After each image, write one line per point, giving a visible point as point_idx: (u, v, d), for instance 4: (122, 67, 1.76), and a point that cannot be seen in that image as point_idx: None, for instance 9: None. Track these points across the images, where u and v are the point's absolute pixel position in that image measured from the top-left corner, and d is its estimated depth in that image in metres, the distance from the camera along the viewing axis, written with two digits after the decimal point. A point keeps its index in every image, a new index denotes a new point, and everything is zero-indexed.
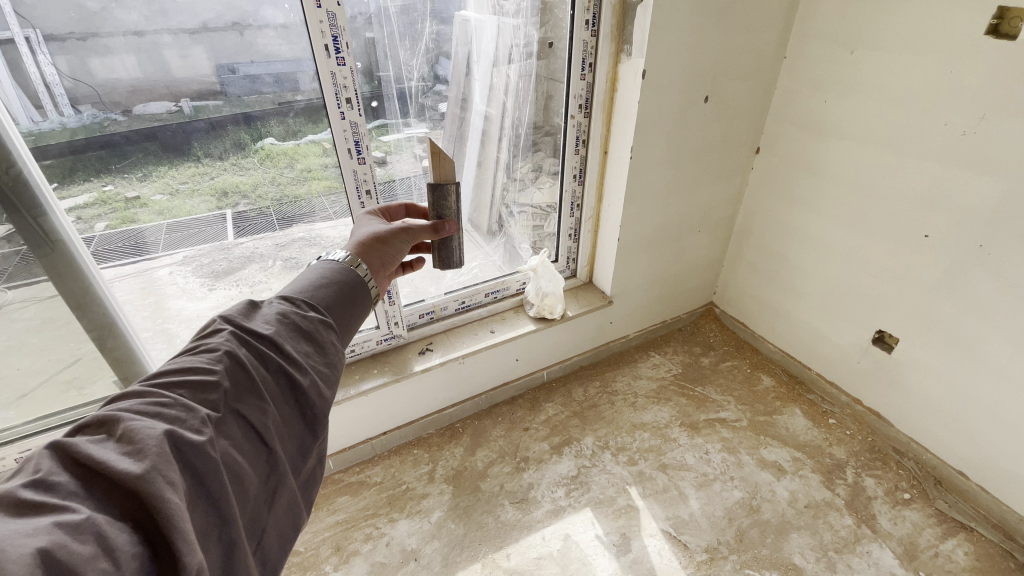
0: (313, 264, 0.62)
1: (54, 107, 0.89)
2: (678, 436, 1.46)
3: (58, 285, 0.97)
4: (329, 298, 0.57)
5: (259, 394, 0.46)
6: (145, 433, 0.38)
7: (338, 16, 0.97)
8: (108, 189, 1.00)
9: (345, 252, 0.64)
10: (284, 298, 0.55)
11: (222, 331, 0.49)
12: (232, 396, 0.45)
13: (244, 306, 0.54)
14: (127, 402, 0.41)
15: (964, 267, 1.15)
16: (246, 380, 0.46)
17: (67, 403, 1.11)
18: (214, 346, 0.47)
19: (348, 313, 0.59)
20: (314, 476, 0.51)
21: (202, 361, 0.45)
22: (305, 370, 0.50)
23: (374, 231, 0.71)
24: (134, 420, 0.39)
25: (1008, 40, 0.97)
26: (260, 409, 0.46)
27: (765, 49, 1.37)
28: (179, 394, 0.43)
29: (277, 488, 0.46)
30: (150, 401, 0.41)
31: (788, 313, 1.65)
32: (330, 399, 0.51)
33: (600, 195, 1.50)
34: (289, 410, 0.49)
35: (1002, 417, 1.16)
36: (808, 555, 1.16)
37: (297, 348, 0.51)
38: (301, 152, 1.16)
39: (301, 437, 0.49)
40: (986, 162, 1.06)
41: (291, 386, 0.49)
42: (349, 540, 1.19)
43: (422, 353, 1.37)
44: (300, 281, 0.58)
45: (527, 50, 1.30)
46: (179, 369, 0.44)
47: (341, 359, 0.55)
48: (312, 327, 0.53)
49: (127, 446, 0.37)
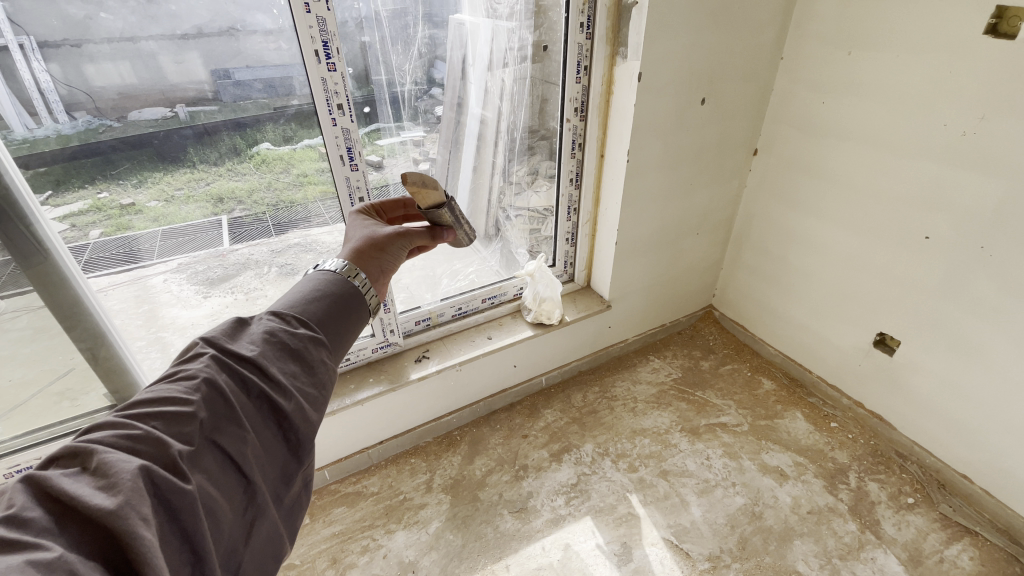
0: (308, 275, 0.60)
1: (49, 114, 0.87)
2: (678, 442, 1.45)
3: (49, 296, 0.95)
4: (320, 313, 0.55)
5: (239, 421, 0.45)
6: (119, 467, 0.36)
7: (328, 21, 0.94)
8: (102, 197, 0.99)
9: (339, 261, 0.61)
10: (273, 316, 0.53)
11: (202, 355, 0.47)
12: (211, 425, 0.43)
13: (230, 326, 0.52)
14: (100, 433, 0.40)
15: (966, 269, 1.13)
16: (225, 408, 0.45)
17: (58, 416, 1.09)
18: (194, 371, 0.45)
19: (341, 328, 0.57)
20: (299, 502, 0.50)
21: (180, 389, 0.44)
22: (289, 394, 0.48)
23: (370, 239, 0.68)
24: (109, 452, 0.38)
25: (1007, 39, 0.96)
26: (240, 438, 0.44)
27: (761, 49, 1.35)
28: (153, 425, 0.41)
29: (256, 519, 0.44)
30: (124, 432, 0.40)
31: (787, 315, 1.64)
32: (315, 423, 0.50)
33: (596, 199, 1.48)
34: (271, 436, 0.47)
35: (1006, 420, 1.15)
36: (811, 562, 1.14)
37: (283, 369, 0.49)
38: (297, 158, 1.13)
39: (284, 463, 0.48)
40: (987, 163, 1.04)
41: (274, 411, 0.48)
42: (345, 552, 1.17)
43: (418, 361, 1.35)
44: (290, 295, 0.56)
45: (521, 53, 1.29)
46: (156, 398, 0.43)
47: (330, 379, 0.53)
48: (299, 347, 0.51)
49: (99, 481, 0.36)
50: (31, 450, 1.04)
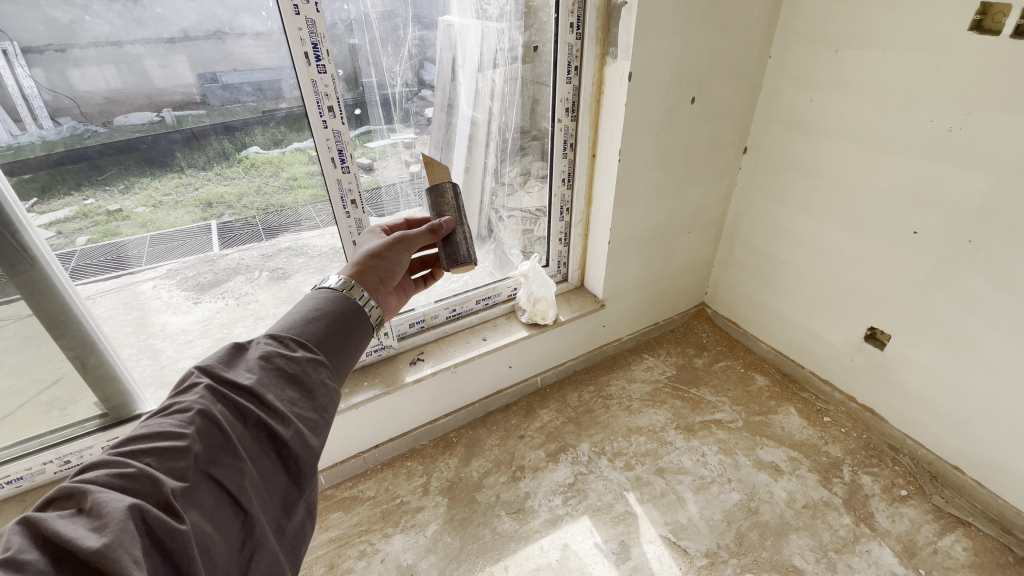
0: (308, 295, 0.63)
1: (32, 120, 0.86)
2: (674, 439, 1.45)
3: (36, 304, 0.94)
4: (319, 334, 0.59)
5: (235, 453, 0.46)
6: (111, 507, 0.37)
7: (318, 23, 0.93)
8: (89, 203, 0.97)
9: (338, 277, 0.66)
10: (272, 337, 0.56)
11: (197, 386, 0.49)
12: (207, 457, 0.44)
13: (226, 355, 0.54)
14: (95, 472, 0.40)
15: (955, 263, 1.15)
16: (221, 440, 0.46)
17: (48, 426, 1.07)
18: (188, 403, 0.47)
19: (341, 346, 0.60)
20: (301, 531, 0.51)
21: (174, 423, 0.45)
22: (287, 421, 0.50)
23: (371, 248, 0.74)
24: (103, 492, 0.38)
25: (992, 35, 0.98)
26: (236, 469, 0.45)
27: (749, 47, 1.36)
28: (147, 462, 0.42)
29: (254, 553, 0.44)
30: (117, 472, 0.40)
31: (778, 311, 1.65)
32: (315, 449, 0.51)
33: (589, 198, 1.48)
34: (269, 464, 0.48)
35: (996, 412, 1.16)
36: (808, 556, 1.15)
37: (281, 396, 0.51)
38: (287, 161, 1.12)
39: (283, 491, 0.49)
40: (973, 157, 1.06)
41: (272, 439, 0.49)
42: (342, 557, 1.16)
43: (412, 364, 1.35)
44: (288, 318, 0.59)
45: (511, 54, 1.29)
46: (150, 433, 0.44)
47: (330, 403, 0.55)
48: (298, 370, 0.54)
49: (91, 522, 0.36)
50: (22, 460, 1.02)
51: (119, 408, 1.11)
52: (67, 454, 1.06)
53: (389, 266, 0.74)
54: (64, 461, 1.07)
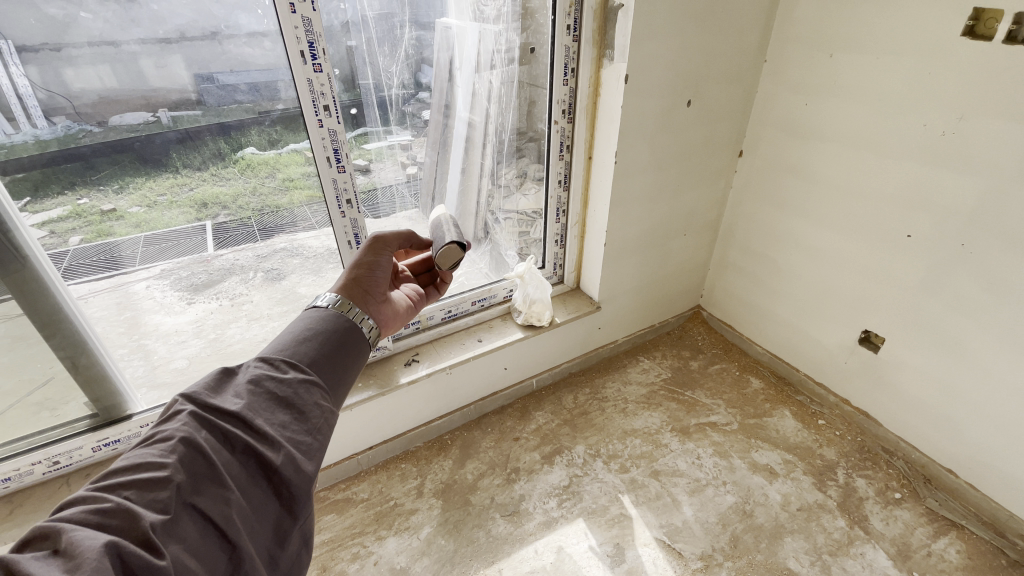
0: (300, 315, 0.65)
1: (27, 120, 0.85)
2: (669, 442, 1.45)
3: (26, 303, 0.93)
4: (308, 356, 0.60)
5: (220, 481, 0.46)
6: (85, 546, 0.37)
7: (314, 21, 0.92)
8: (83, 202, 0.96)
9: (330, 297, 0.68)
10: (262, 360, 0.58)
11: (181, 413, 0.50)
12: (190, 486, 0.45)
13: (212, 381, 0.55)
14: (72, 509, 0.41)
15: (949, 268, 1.16)
16: (206, 469, 0.46)
17: (37, 426, 1.05)
18: (171, 432, 0.48)
19: (334, 367, 0.61)
20: (297, 562, 0.50)
21: (155, 453, 0.46)
22: (277, 446, 0.50)
23: (358, 260, 0.80)
24: (77, 530, 0.38)
25: (985, 40, 0.99)
26: (222, 498, 0.45)
27: (744, 54, 1.37)
28: (125, 496, 0.42)
29: None
30: (94, 508, 0.41)
31: (773, 315, 1.66)
32: (309, 474, 0.51)
33: (586, 199, 1.48)
34: (259, 493, 0.49)
35: (991, 415, 1.16)
36: (802, 559, 1.15)
37: (271, 420, 0.52)
38: (283, 162, 1.12)
39: (276, 520, 0.49)
40: (963, 162, 1.08)
41: (262, 466, 0.49)
42: (335, 559, 1.15)
43: (407, 365, 1.34)
44: (281, 340, 0.61)
45: (508, 55, 1.29)
46: (131, 465, 0.44)
47: (323, 425, 0.55)
48: (289, 392, 0.55)
49: (65, 563, 0.36)
50: (10, 461, 1.01)
51: (109, 409, 1.10)
52: (55, 455, 1.04)
53: (372, 275, 0.78)
54: (53, 462, 1.05)
